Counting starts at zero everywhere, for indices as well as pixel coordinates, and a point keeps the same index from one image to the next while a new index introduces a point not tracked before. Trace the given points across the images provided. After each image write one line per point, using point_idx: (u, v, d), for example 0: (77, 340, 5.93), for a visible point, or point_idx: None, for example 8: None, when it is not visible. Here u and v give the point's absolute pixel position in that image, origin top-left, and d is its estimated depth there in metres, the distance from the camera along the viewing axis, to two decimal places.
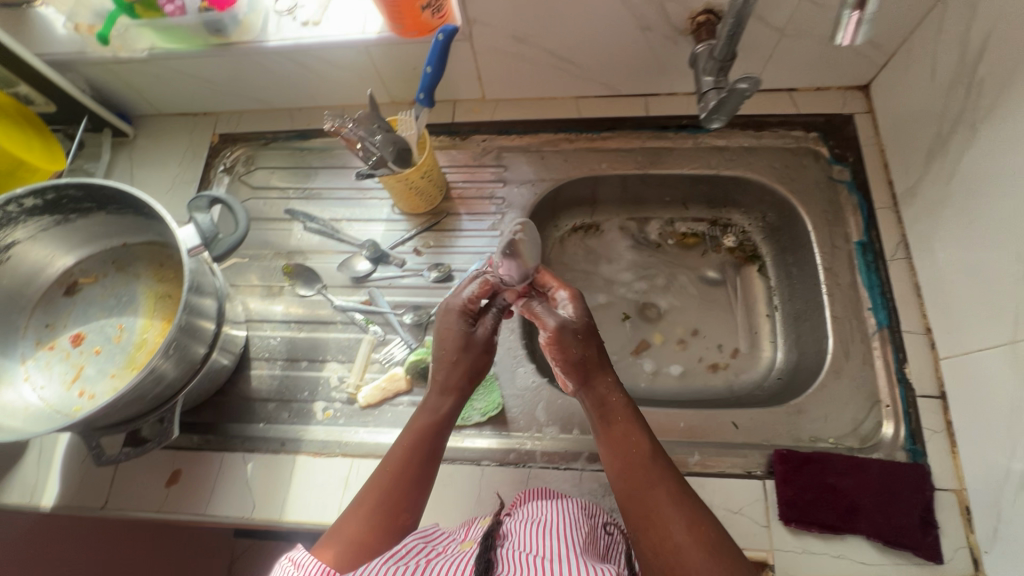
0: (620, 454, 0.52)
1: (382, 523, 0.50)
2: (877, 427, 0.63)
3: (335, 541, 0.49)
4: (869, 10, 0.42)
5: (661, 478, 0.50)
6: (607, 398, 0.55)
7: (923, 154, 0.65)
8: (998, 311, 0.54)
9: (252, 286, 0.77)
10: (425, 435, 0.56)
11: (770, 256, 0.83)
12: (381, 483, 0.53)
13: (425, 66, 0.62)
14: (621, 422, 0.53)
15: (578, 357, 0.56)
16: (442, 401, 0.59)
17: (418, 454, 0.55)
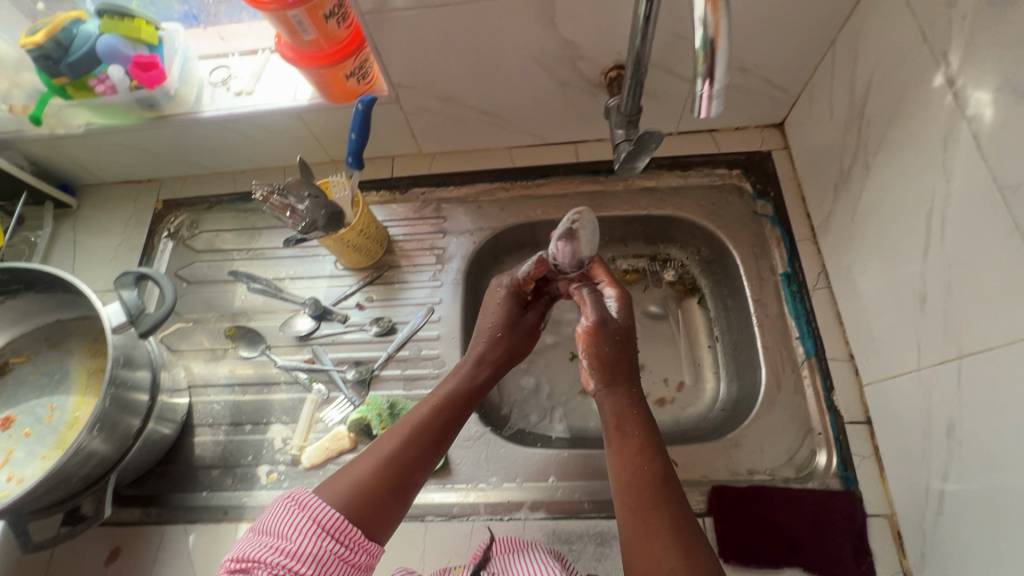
0: (629, 464, 0.54)
1: (391, 480, 0.52)
2: (811, 456, 0.64)
3: (343, 483, 0.51)
4: (719, 83, 0.38)
5: (663, 487, 0.52)
6: (631, 410, 0.59)
7: (832, 189, 0.69)
8: (904, 339, 0.57)
9: (196, 351, 0.77)
10: (455, 407, 0.59)
11: (709, 288, 0.84)
12: (406, 439, 0.55)
13: (349, 133, 0.65)
14: (637, 436, 0.56)
15: (610, 357, 0.62)
16: (477, 377, 0.63)
17: (446, 425, 0.58)
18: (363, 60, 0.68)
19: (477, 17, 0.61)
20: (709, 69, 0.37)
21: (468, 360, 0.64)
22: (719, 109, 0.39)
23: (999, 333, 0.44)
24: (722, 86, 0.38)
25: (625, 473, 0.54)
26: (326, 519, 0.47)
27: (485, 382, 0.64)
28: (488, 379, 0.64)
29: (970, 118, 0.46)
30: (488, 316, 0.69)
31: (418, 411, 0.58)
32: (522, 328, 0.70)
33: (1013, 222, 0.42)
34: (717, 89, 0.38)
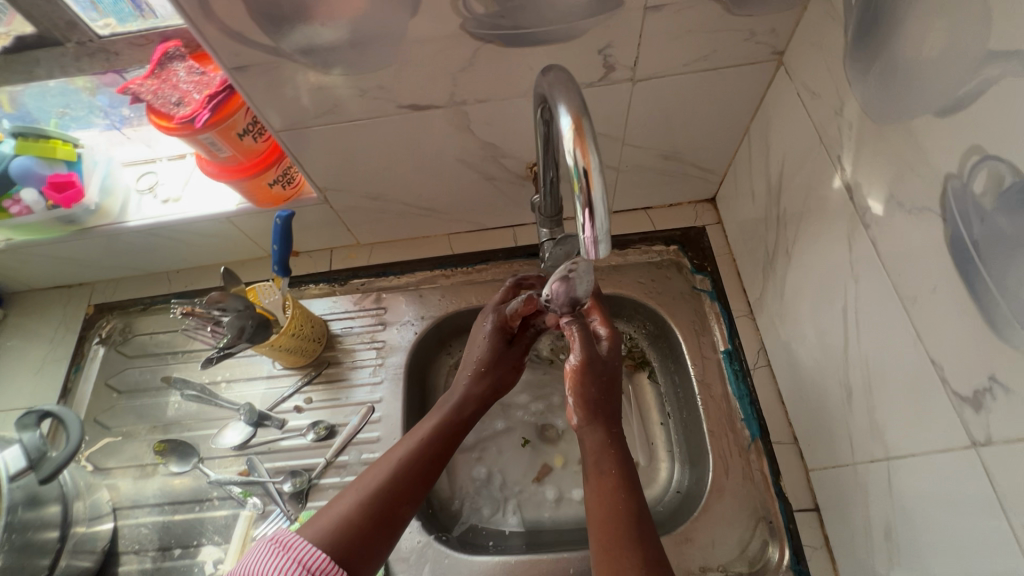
0: (605, 500, 0.54)
1: (373, 517, 0.53)
2: (763, 547, 0.62)
3: (326, 519, 0.52)
4: (601, 227, 0.37)
5: (635, 522, 0.52)
6: (609, 445, 0.58)
7: (761, 268, 0.70)
8: (836, 429, 0.56)
9: (125, 468, 0.74)
10: (440, 443, 0.61)
11: (658, 362, 0.83)
12: (389, 475, 0.56)
13: (271, 245, 0.64)
14: (613, 473, 0.56)
15: (593, 397, 0.61)
16: (464, 410, 0.65)
17: (429, 462, 0.59)
18: (286, 169, 0.68)
19: (394, 127, 0.61)
20: (589, 209, 0.37)
21: (452, 397, 0.66)
22: (608, 249, 0.38)
23: (913, 438, 0.44)
24: (606, 229, 0.38)
25: (599, 510, 0.53)
26: (309, 559, 0.47)
27: (469, 419, 0.65)
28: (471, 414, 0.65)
29: (866, 223, 0.46)
30: (472, 354, 0.70)
31: (400, 447, 0.59)
32: (506, 363, 0.71)
33: (914, 331, 0.42)
34: (600, 230, 0.38)
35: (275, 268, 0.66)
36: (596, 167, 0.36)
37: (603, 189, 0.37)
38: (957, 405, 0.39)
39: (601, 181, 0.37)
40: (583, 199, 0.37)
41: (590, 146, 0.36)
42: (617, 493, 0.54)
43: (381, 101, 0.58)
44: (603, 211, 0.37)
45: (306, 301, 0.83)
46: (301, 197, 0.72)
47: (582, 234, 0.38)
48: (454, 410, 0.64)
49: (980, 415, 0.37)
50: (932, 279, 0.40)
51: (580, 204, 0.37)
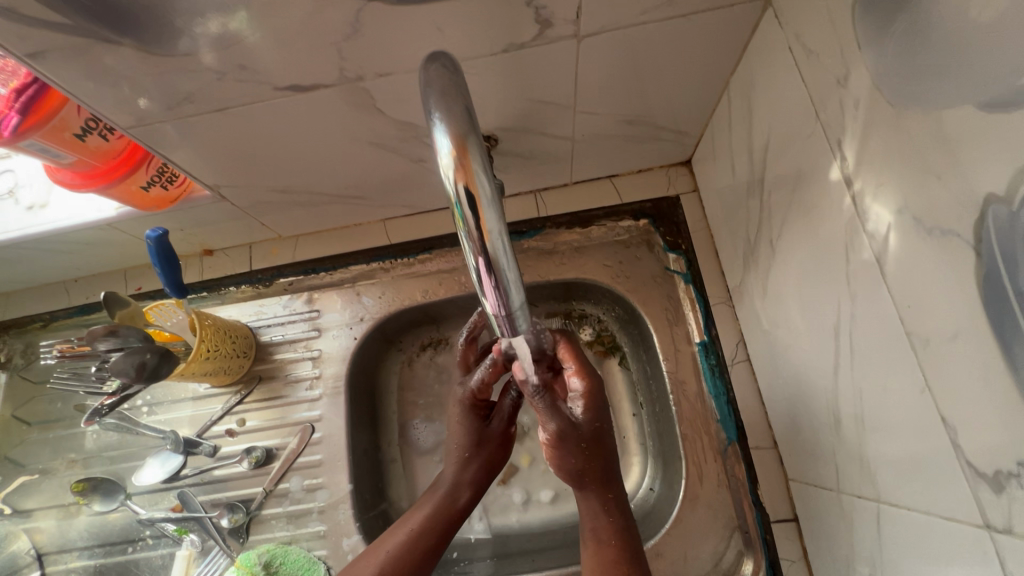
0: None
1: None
2: (738, 559, 0.58)
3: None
4: (514, 302, 0.32)
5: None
6: (607, 512, 0.50)
7: (741, 253, 0.60)
8: (821, 450, 0.49)
9: (47, 509, 0.67)
10: (433, 532, 0.54)
11: (629, 349, 0.75)
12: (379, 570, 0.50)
13: (154, 267, 0.52)
14: (612, 545, 0.49)
15: (577, 468, 0.49)
16: (457, 493, 0.57)
17: (423, 552, 0.53)
18: (160, 166, 0.55)
19: (278, 112, 0.48)
20: (494, 280, 0.31)
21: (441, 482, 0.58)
22: (526, 324, 0.34)
23: (911, 493, 0.37)
24: (521, 302, 0.33)
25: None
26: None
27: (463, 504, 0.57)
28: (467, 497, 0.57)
29: (870, 234, 0.36)
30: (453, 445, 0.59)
31: (391, 537, 0.53)
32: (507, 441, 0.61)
33: (923, 379, 0.33)
34: (514, 306, 0.33)
35: (168, 291, 0.54)
36: (487, 212, 0.29)
37: (504, 247, 0.30)
38: (972, 479, 0.31)
39: (499, 237, 0.30)
40: (477, 253, 0.30)
41: (476, 177, 0.28)
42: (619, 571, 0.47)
43: (251, 84, 0.44)
44: (515, 286, 0.32)
45: (228, 307, 0.72)
46: (192, 196, 0.59)
47: (488, 307, 0.33)
48: (445, 489, 0.57)
49: (1001, 502, 0.29)
50: (952, 323, 0.30)
51: (480, 268, 0.31)
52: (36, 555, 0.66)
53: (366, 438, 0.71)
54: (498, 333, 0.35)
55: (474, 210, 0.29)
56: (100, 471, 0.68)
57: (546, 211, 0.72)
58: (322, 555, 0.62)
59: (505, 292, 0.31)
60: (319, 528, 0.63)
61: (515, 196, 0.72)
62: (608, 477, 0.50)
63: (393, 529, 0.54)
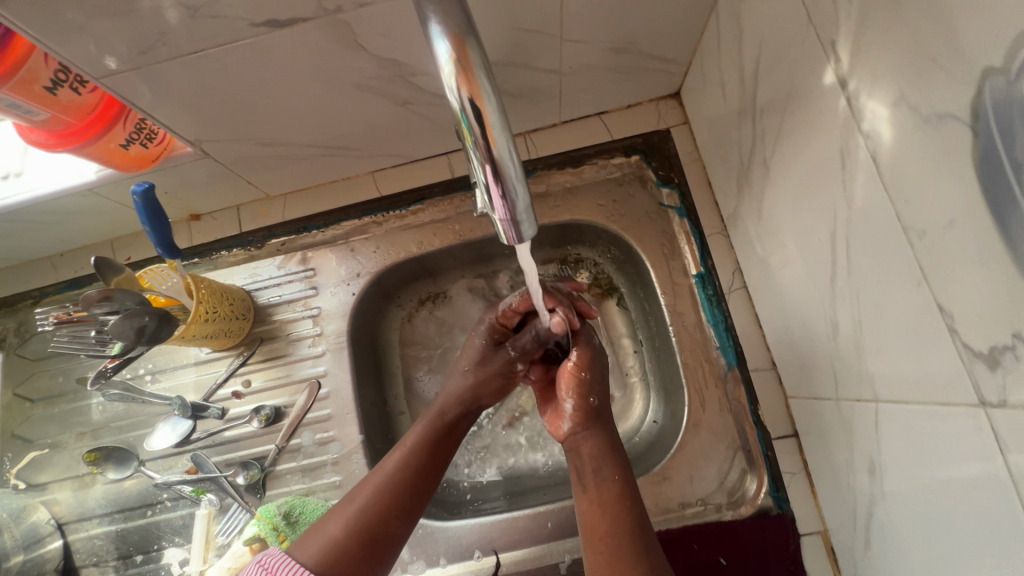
0: (606, 516, 0.50)
1: (365, 536, 0.50)
2: (742, 477, 0.60)
3: (316, 540, 0.50)
4: (520, 207, 0.31)
5: (637, 530, 0.49)
6: (603, 451, 0.54)
7: (734, 180, 0.60)
8: (820, 362, 0.51)
9: (62, 480, 0.68)
10: (431, 448, 0.57)
11: (627, 288, 0.76)
12: (377, 490, 0.53)
13: (142, 226, 0.52)
14: (614, 482, 0.52)
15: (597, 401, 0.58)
16: (449, 404, 0.62)
17: (423, 469, 0.55)
18: (138, 122, 0.53)
19: (255, 53, 0.46)
20: (499, 183, 0.30)
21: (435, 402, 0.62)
22: (533, 231, 0.33)
23: (908, 386, 0.38)
24: (528, 207, 0.32)
25: (602, 524, 0.50)
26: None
27: (460, 426, 0.61)
28: (464, 414, 0.62)
29: (866, 134, 0.36)
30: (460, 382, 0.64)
31: (391, 458, 0.56)
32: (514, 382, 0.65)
33: (920, 271, 0.34)
34: (523, 213, 0.32)
35: (157, 251, 0.54)
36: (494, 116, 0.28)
37: (512, 153, 0.30)
38: (967, 360, 0.32)
39: (506, 141, 0.29)
40: (484, 162, 0.30)
41: (479, 81, 0.28)
42: (620, 507, 0.50)
43: (225, 20, 0.43)
44: (521, 190, 0.31)
45: (222, 271, 0.71)
46: (174, 154, 0.58)
47: (498, 216, 0.32)
48: (444, 410, 0.61)
49: (996, 377, 0.30)
50: (949, 209, 0.31)
51: (487, 174, 0.30)
52: (56, 524, 0.66)
53: (373, 391, 0.71)
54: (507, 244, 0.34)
55: (479, 117, 0.28)
56: (110, 441, 0.69)
57: (536, 153, 0.71)
58: None
59: (512, 196, 0.30)
60: (334, 478, 0.64)
61: None
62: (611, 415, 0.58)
63: (388, 455, 0.57)
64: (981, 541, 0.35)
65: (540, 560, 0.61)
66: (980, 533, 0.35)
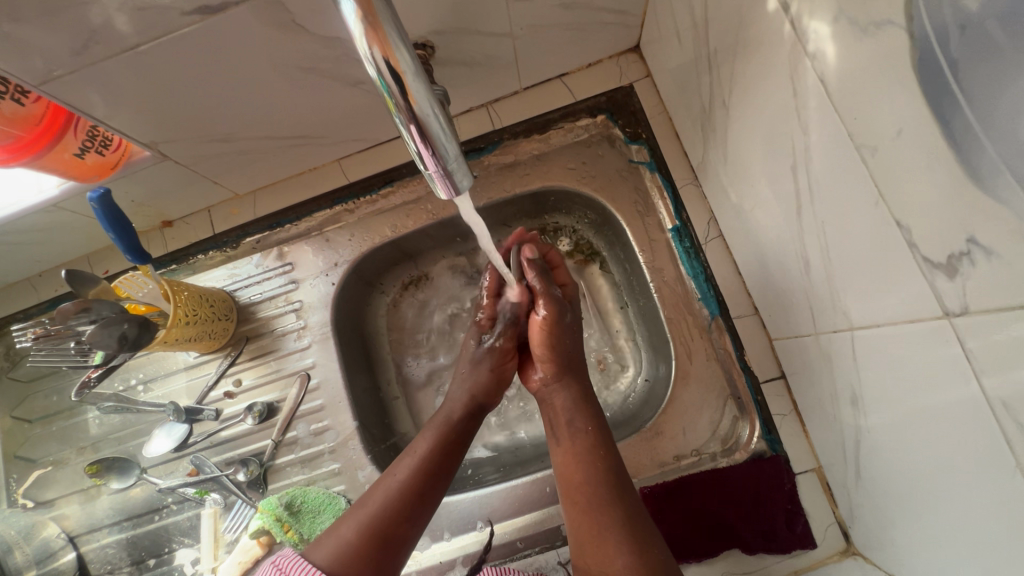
0: (580, 464, 0.54)
1: (378, 539, 0.50)
2: (734, 424, 0.61)
3: (330, 545, 0.50)
4: (449, 161, 0.33)
5: (619, 500, 0.51)
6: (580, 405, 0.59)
7: (699, 127, 0.59)
8: (796, 299, 0.50)
9: (68, 495, 0.69)
10: (442, 453, 0.57)
11: (606, 251, 0.75)
12: (387, 493, 0.54)
13: (107, 234, 0.53)
14: (585, 431, 0.56)
15: (565, 356, 0.62)
16: (454, 407, 0.62)
17: (434, 474, 0.56)
18: (91, 129, 0.53)
19: (195, 43, 0.46)
20: (427, 142, 0.32)
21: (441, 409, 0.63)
22: (468, 181, 0.35)
23: (877, 309, 0.38)
24: (457, 156, 0.34)
25: (577, 473, 0.54)
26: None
27: (469, 428, 0.62)
28: (472, 422, 0.62)
29: (812, 56, 0.36)
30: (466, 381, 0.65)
31: (402, 466, 0.56)
32: (506, 376, 0.66)
33: (876, 189, 0.34)
34: (451, 164, 0.34)
35: (128, 257, 0.55)
36: (411, 73, 0.29)
37: (433, 109, 0.31)
38: (928, 272, 0.32)
39: (428, 101, 0.31)
40: (408, 122, 0.31)
41: (389, 39, 0.29)
42: (591, 453, 0.55)
43: (156, 11, 0.42)
44: (448, 142, 0.33)
45: (202, 275, 0.72)
46: (133, 159, 0.58)
47: (429, 171, 0.34)
48: (450, 415, 0.61)
49: (956, 285, 0.30)
50: (896, 120, 0.30)
51: (413, 136, 0.32)
52: (68, 537, 0.67)
53: (364, 379, 0.72)
54: (443, 199, 0.37)
55: (399, 83, 0.30)
56: (111, 452, 0.70)
57: (501, 123, 0.70)
58: (341, 490, 0.64)
59: (440, 151, 0.33)
60: (333, 466, 0.65)
61: (468, 113, 0.70)
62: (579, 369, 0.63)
63: (397, 462, 0.57)
64: (960, 453, 0.35)
65: (541, 525, 0.61)
66: (958, 447, 0.35)
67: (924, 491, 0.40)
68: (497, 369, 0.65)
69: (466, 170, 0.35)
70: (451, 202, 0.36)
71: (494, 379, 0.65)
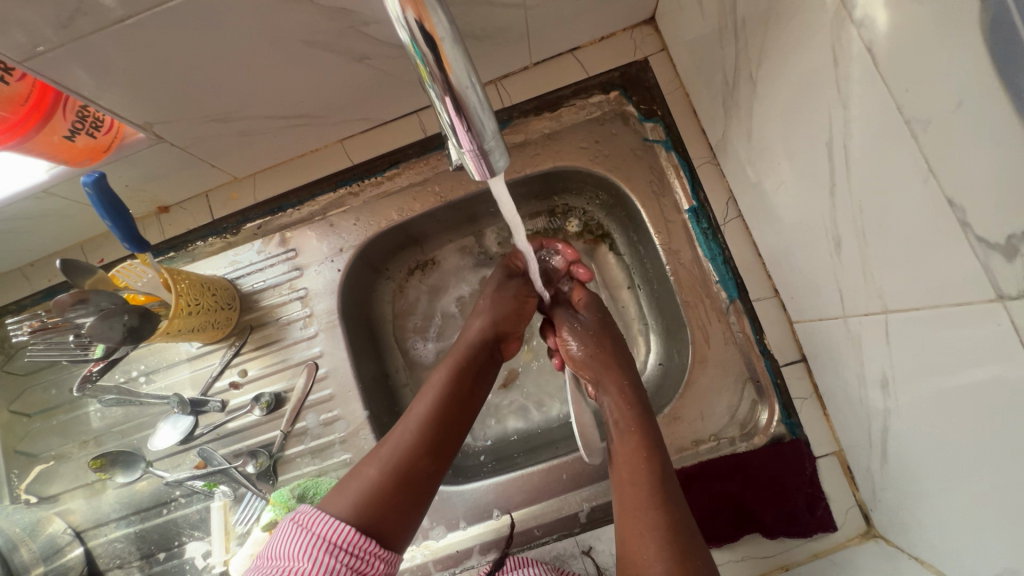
0: (632, 462, 0.54)
1: (402, 476, 0.51)
2: (753, 408, 0.60)
3: (351, 490, 0.50)
4: (487, 137, 0.31)
5: (665, 504, 0.50)
6: (628, 404, 0.58)
7: (720, 103, 0.57)
8: (823, 281, 0.49)
9: (72, 490, 0.67)
10: (455, 391, 0.58)
11: (618, 233, 0.74)
12: (410, 429, 0.54)
13: (102, 220, 0.50)
14: (637, 433, 0.56)
15: (586, 360, 0.64)
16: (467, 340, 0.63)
17: (451, 410, 0.56)
18: (80, 109, 0.50)
19: (189, 15, 0.42)
20: (463, 117, 0.30)
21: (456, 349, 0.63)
22: (504, 161, 0.34)
23: (918, 291, 0.37)
24: (494, 132, 0.32)
25: (628, 471, 0.54)
26: (335, 534, 0.46)
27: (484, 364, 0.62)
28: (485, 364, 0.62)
29: (858, 23, 0.33)
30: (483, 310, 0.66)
31: (420, 402, 0.57)
32: (525, 314, 0.68)
33: (926, 165, 0.32)
34: (487, 142, 0.32)
35: (125, 245, 0.52)
36: (447, 38, 0.27)
37: (470, 80, 0.29)
38: (982, 253, 0.30)
39: (465, 71, 0.29)
40: (443, 95, 0.29)
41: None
42: (643, 453, 0.54)
43: None
44: (485, 116, 0.31)
45: (202, 262, 0.69)
46: (126, 141, 0.55)
47: (464, 150, 0.32)
48: (463, 354, 0.62)
49: (1014, 267, 0.29)
50: (956, 90, 0.28)
51: (448, 109, 0.30)
52: (74, 532, 0.66)
53: (372, 366, 0.70)
54: (476, 179, 0.35)
55: (434, 50, 0.28)
56: (114, 446, 0.68)
57: (510, 100, 0.67)
58: None
59: (477, 127, 0.31)
60: (344, 457, 0.64)
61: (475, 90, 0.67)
62: (623, 366, 0.62)
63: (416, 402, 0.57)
64: (998, 442, 0.34)
65: (558, 512, 0.61)
66: (997, 436, 0.34)
67: (952, 476, 0.40)
68: (519, 304, 0.66)
69: (502, 147, 0.33)
70: (486, 182, 0.35)
71: (514, 311, 0.66)
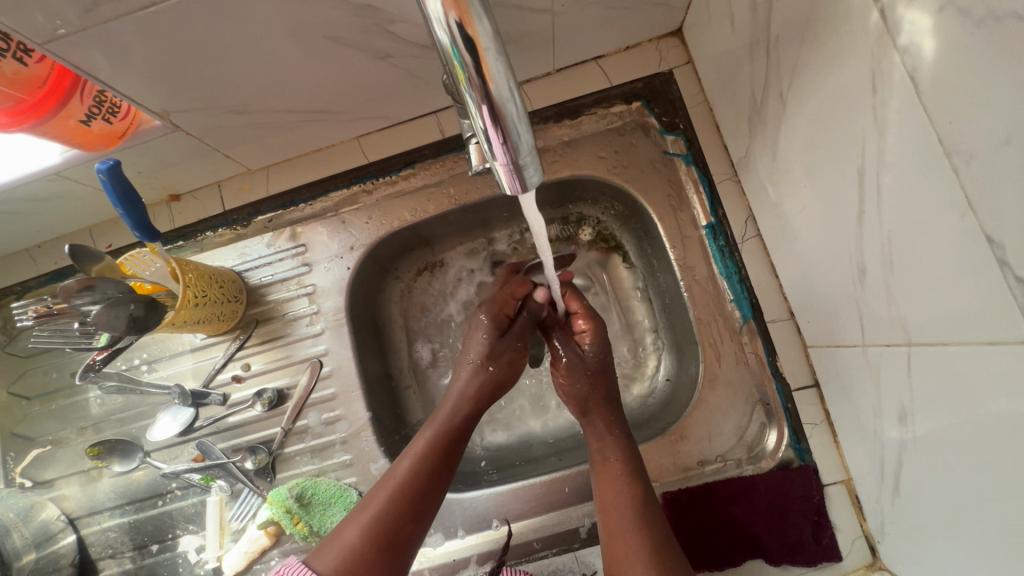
0: (615, 488, 0.54)
1: (382, 538, 0.50)
2: (762, 431, 0.59)
3: (334, 549, 0.50)
4: (522, 151, 0.31)
5: (643, 529, 0.51)
6: (611, 434, 0.58)
7: (745, 119, 0.56)
8: (843, 308, 0.48)
9: (68, 476, 0.67)
10: (441, 454, 0.56)
11: (631, 244, 0.73)
12: (392, 493, 0.53)
13: (114, 208, 0.49)
14: (615, 460, 0.56)
15: (582, 393, 0.62)
16: (461, 394, 0.61)
17: (433, 472, 0.54)
18: (97, 94, 0.50)
19: (214, 6, 0.42)
20: (499, 128, 0.29)
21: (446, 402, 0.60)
22: (536, 176, 0.33)
23: (945, 326, 0.36)
24: (529, 147, 0.31)
25: (609, 497, 0.54)
26: None
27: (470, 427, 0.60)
28: (471, 414, 0.60)
29: (903, 50, 0.33)
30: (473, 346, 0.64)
31: (406, 458, 0.55)
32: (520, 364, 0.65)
33: (965, 200, 0.31)
34: (523, 155, 0.31)
35: (135, 234, 0.52)
36: (490, 45, 0.27)
37: (511, 90, 0.29)
38: (1020, 294, 0.29)
39: (506, 81, 0.28)
40: (480, 102, 0.28)
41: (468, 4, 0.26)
42: (623, 483, 0.54)
43: None
44: (522, 128, 0.30)
45: (210, 253, 0.68)
46: (142, 128, 0.54)
47: (497, 162, 0.31)
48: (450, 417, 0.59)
49: None
50: (1005, 126, 0.27)
51: (484, 119, 0.29)
52: (67, 520, 0.65)
53: (377, 366, 0.69)
54: (508, 192, 0.34)
55: (475, 57, 0.27)
56: (113, 433, 0.67)
57: (530, 106, 0.66)
58: (351, 482, 0.62)
59: (513, 139, 0.30)
60: (344, 458, 0.63)
61: None
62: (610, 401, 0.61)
63: (400, 459, 0.56)
64: (1018, 488, 0.33)
65: (558, 526, 0.60)
66: (1018, 481, 0.33)
67: (966, 518, 0.39)
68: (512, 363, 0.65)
69: (536, 162, 0.32)
70: (517, 196, 0.34)
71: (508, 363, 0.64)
